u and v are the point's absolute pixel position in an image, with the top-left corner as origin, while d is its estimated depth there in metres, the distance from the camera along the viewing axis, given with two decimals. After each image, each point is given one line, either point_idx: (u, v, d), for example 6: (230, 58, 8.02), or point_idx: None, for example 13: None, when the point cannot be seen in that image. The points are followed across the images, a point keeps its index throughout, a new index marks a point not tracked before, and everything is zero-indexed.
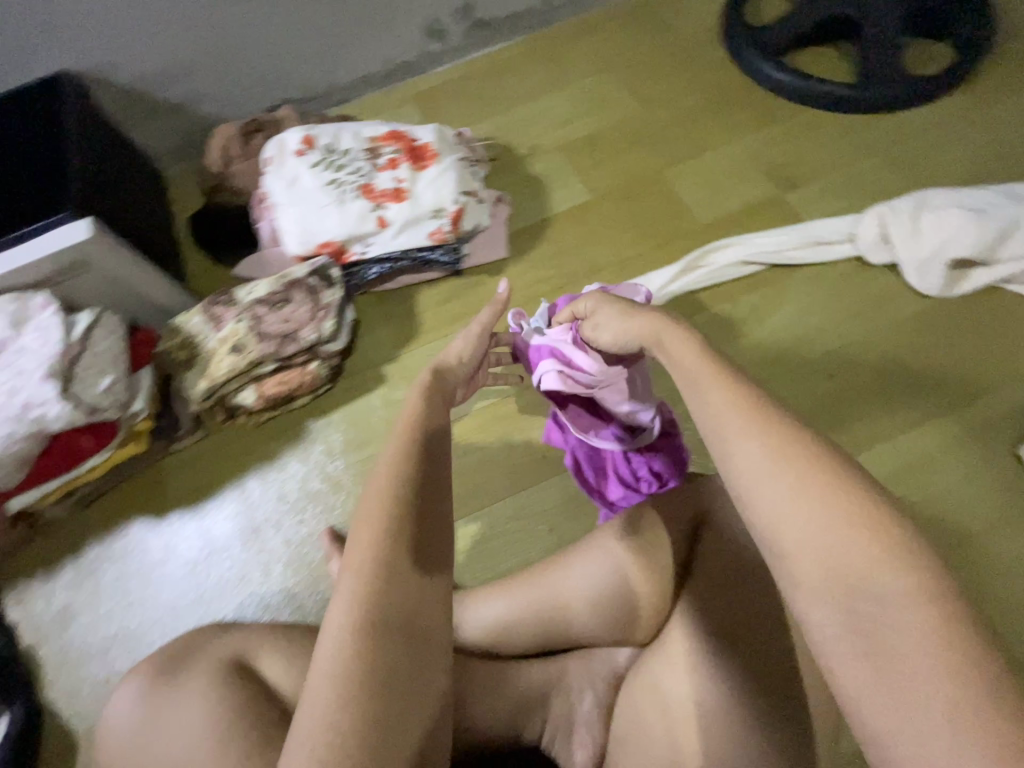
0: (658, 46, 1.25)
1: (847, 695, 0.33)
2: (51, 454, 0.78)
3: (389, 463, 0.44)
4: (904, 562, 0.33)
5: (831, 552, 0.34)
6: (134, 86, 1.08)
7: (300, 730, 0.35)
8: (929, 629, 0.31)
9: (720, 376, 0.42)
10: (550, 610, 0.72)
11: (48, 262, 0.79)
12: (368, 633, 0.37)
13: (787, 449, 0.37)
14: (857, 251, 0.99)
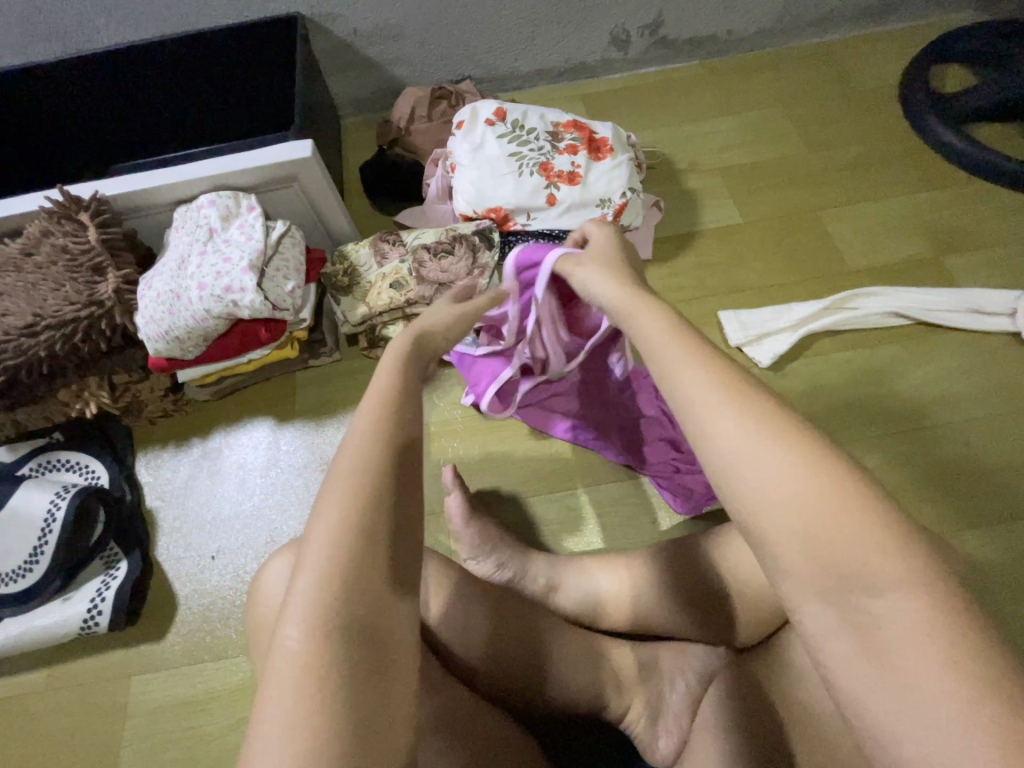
0: (832, 94, 1.27)
1: (845, 686, 0.34)
2: (228, 339, 0.86)
3: (367, 429, 0.44)
4: (902, 558, 0.34)
5: (829, 547, 0.35)
6: (345, 39, 1.19)
7: (280, 662, 0.37)
8: (920, 615, 0.33)
9: (726, 372, 0.43)
10: (649, 601, 0.72)
11: (267, 170, 0.88)
12: (342, 573, 0.38)
13: (767, 435, 0.39)
14: (1015, 327, 0.97)
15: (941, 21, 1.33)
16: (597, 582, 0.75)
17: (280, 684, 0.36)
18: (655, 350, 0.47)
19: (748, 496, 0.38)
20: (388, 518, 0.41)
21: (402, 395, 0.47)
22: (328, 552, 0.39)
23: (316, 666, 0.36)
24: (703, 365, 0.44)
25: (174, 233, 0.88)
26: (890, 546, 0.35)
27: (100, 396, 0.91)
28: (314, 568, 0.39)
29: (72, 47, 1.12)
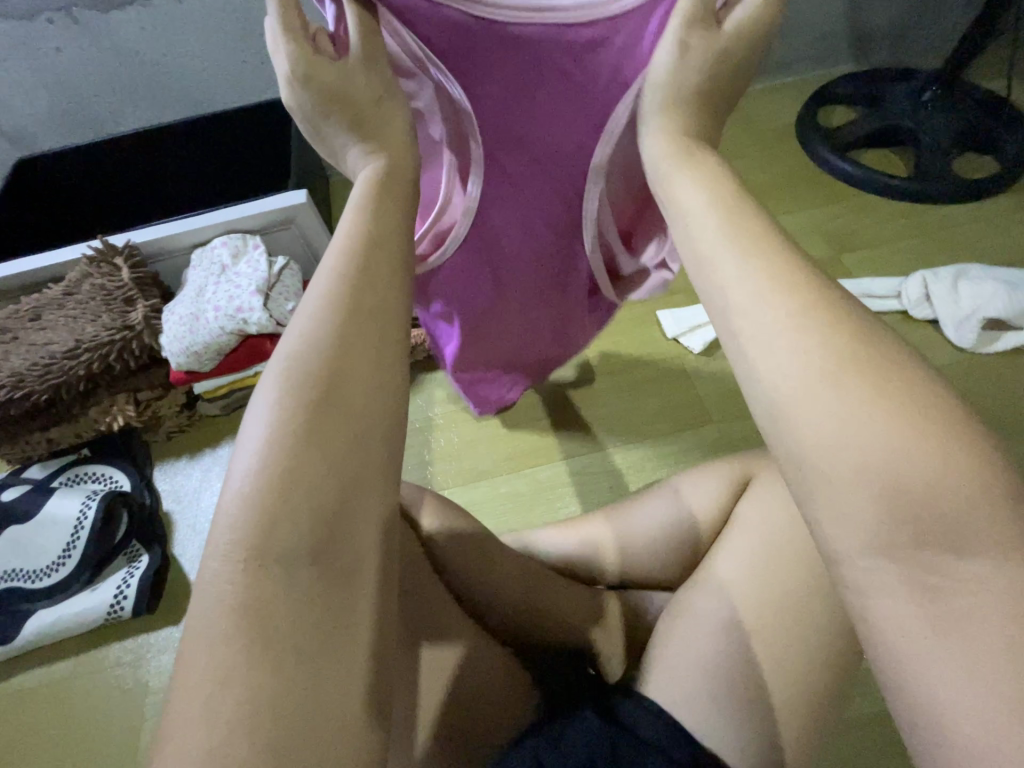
0: (740, 134, 1.52)
1: (884, 641, 0.32)
2: (239, 354, 1.00)
3: (304, 338, 0.39)
4: (997, 511, 0.31)
5: (915, 487, 0.32)
6: None
7: (214, 599, 0.36)
8: (1007, 587, 0.30)
9: (765, 262, 0.39)
10: (617, 548, 0.83)
11: (270, 215, 1.06)
12: (284, 497, 0.36)
13: (844, 365, 0.34)
14: (903, 306, 1.13)
15: (825, 73, 1.61)
16: (566, 535, 0.87)
17: (214, 601, 0.36)
18: (718, 262, 0.40)
19: (784, 404, 0.35)
20: (341, 448, 0.38)
21: (352, 303, 0.40)
22: (269, 470, 0.36)
23: (249, 593, 0.35)
24: (766, 272, 0.38)
25: (192, 270, 1.05)
26: (988, 507, 0.31)
27: (127, 410, 1.05)
28: (260, 485, 0.36)
29: (102, 131, 1.34)
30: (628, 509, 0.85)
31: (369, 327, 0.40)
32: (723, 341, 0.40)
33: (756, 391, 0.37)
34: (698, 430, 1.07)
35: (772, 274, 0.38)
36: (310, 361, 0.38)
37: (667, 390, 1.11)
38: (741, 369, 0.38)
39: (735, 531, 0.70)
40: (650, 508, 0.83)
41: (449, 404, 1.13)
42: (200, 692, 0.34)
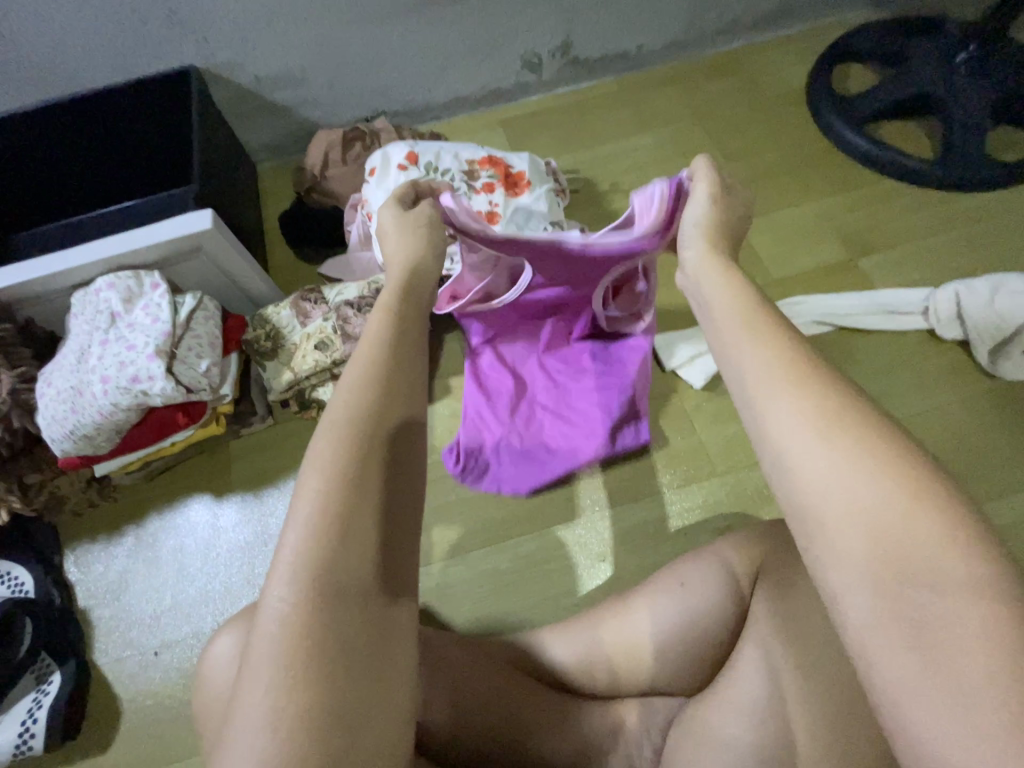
0: (743, 104, 1.29)
1: (886, 685, 0.33)
2: (144, 426, 0.81)
3: (350, 390, 0.45)
4: (975, 553, 0.32)
5: (896, 531, 0.34)
6: (248, 86, 1.14)
7: (268, 620, 0.38)
8: (982, 622, 0.31)
9: (767, 331, 0.43)
10: (631, 658, 0.69)
11: (167, 245, 0.83)
12: (330, 536, 0.39)
13: (835, 427, 0.37)
14: (929, 324, 0.99)
15: (841, 21, 1.37)
16: (573, 644, 0.72)
17: (264, 647, 0.37)
18: (728, 322, 0.45)
19: (781, 457, 0.38)
20: (376, 485, 0.42)
21: (389, 360, 0.47)
22: (312, 515, 0.40)
23: (296, 634, 0.37)
24: (769, 343, 0.42)
25: (72, 320, 0.83)
26: (961, 547, 0.32)
27: (11, 500, 0.84)
28: (306, 531, 0.39)
29: None
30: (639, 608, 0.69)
31: (390, 378, 0.46)
32: (732, 398, 0.43)
33: (760, 450, 0.40)
34: (704, 483, 0.92)
35: (784, 349, 0.41)
36: (358, 412, 0.44)
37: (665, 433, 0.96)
38: (751, 426, 0.40)
39: (753, 632, 0.62)
40: (673, 604, 0.67)
41: None
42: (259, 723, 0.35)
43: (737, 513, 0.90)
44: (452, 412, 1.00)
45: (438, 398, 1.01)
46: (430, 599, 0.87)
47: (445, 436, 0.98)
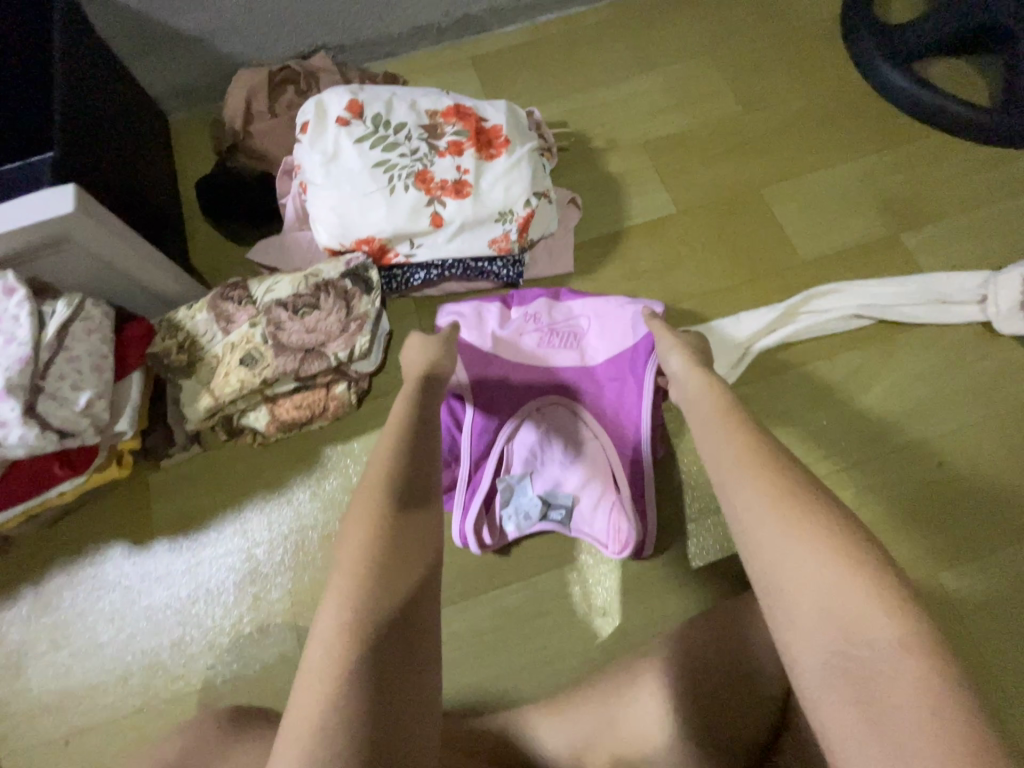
0: (767, 36, 1.06)
1: (842, 736, 0.37)
2: (13, 479, 0.63)
3: (386, 448, 0.51)
4: (901, 610, 0.39)
5: (832, 587, 0.40)
6: (138, 10, 0.87)
7: (313, 659, 0.39)
8: (913, 673, 0.37)
9: (738, 427, 0.52)
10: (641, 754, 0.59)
11: (17, 236, 0.61)
12: (371, 584, 0.41)
13: (786, 496, 0.45)
14: (985, 317, 0.84)
15: None
16: (565, 733, 0.62)
17: (310, 692, 0.38)
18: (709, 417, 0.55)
19: (747, 522, 0.45)
20: (418, 542, 0.45)
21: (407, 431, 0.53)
22: (350, 568, 0.42)
23: (341, 675, 0.38)
24: (737, 433, 0.51)
25: None
26: (893, 612, 0.39)
27: None
28: (347, 585, 0.41)
29: None
30: (657, 658, 0.64)
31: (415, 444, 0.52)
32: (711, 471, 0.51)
33: (730, 520, 0.47)
34: (722, 515, 0.78)
35: (748, 436, 0.50)
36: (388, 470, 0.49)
37: (676, 456, 0.80)
38: (725, 496, 0.48)
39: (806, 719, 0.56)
40: (717, 657, 0.63)
41: None
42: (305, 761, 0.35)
43: None
44: None
45: None
46: None
47: None
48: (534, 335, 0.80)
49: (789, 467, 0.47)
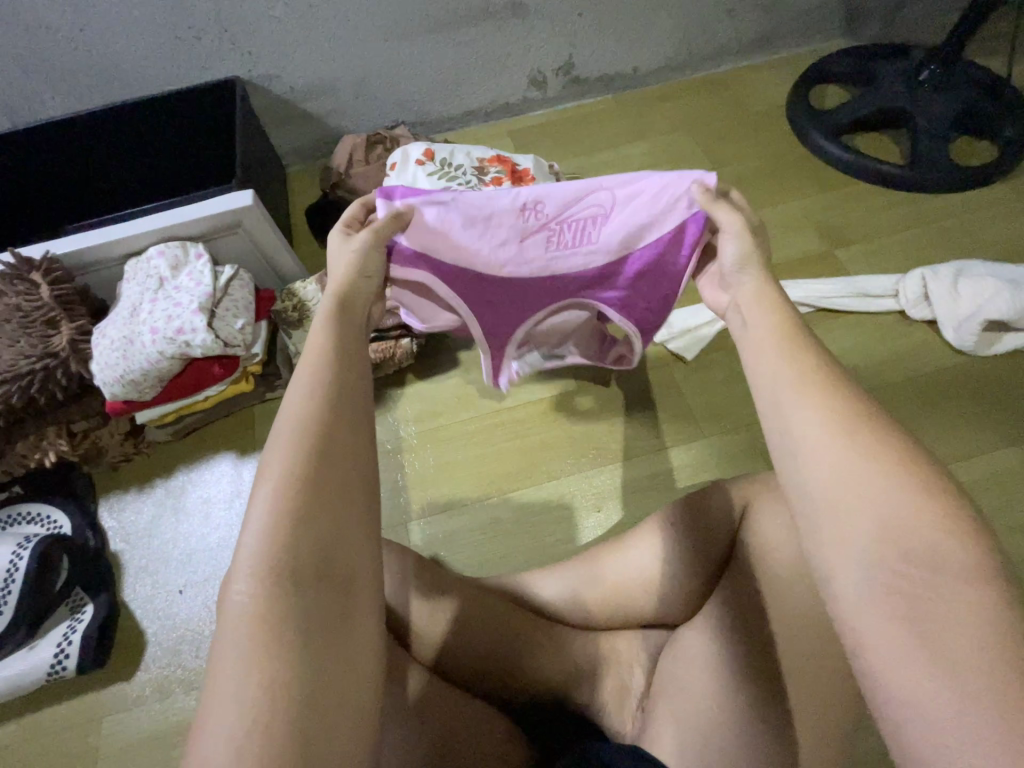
0: (729, 118, 1.42)
1: (871, 649, 0.35)
2: (183, 378, 0.91)
3: (305, 394, 0.45)
4: (966, 538, 0.35)
5: (894, 516, 0.36)
6: (285, 97, 1.27)
7: (231, 614, 0.37)
8: (970, 600, 0.33)
9: (793, 356, 0.45)
10: (617, 593, 0.74)
11: (212, 220, 0.94)
12: (289, 535, 0.39)
13: (849, 427, 0.39)
14: (900, 306, 1.08)
15: (819, 49, 1.50)
16: (559, 584, 0.77)
17: (234, 636, 0.36)
18: (758, 353, 0.47)
19: (803, 456, 0.40)
20: (336, 480, 0.42)
21: (337, 364, 0.48)
22: (270, 508, 0.39)
23: (268, 618, 0.36)
24: (793, 362, 0.44)
25: (125, 285, 0.93)
26: (960, 534, 0.35)
27: (59, 444, 0.95)
28: (275, 522, 0.39)
29: (19, 120, 1.18)
30: (634, 539, 0.76)
31: (344, 382, 0.47)
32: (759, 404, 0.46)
33: (780, 453, 0.43)
34: (692, 444, 0.99)
35: (809, 363, 0.44)
36: (310, 416, 0.43)
37: (658, 401, 1.03)
38: (775, 427, 0.43)
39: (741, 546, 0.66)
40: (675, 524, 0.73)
41: (421, 422, 1.04)
42: (233, 705, 0.34)
43: (723, 472, 0.96)
44: (460, 381, 1.08)
45: (448, 369, 1.09)
46: (436, 546, 0.93)
47: (454, 401, 1.06)
48: (542, 236, 0.67)
49: (852, 398, 0.42)
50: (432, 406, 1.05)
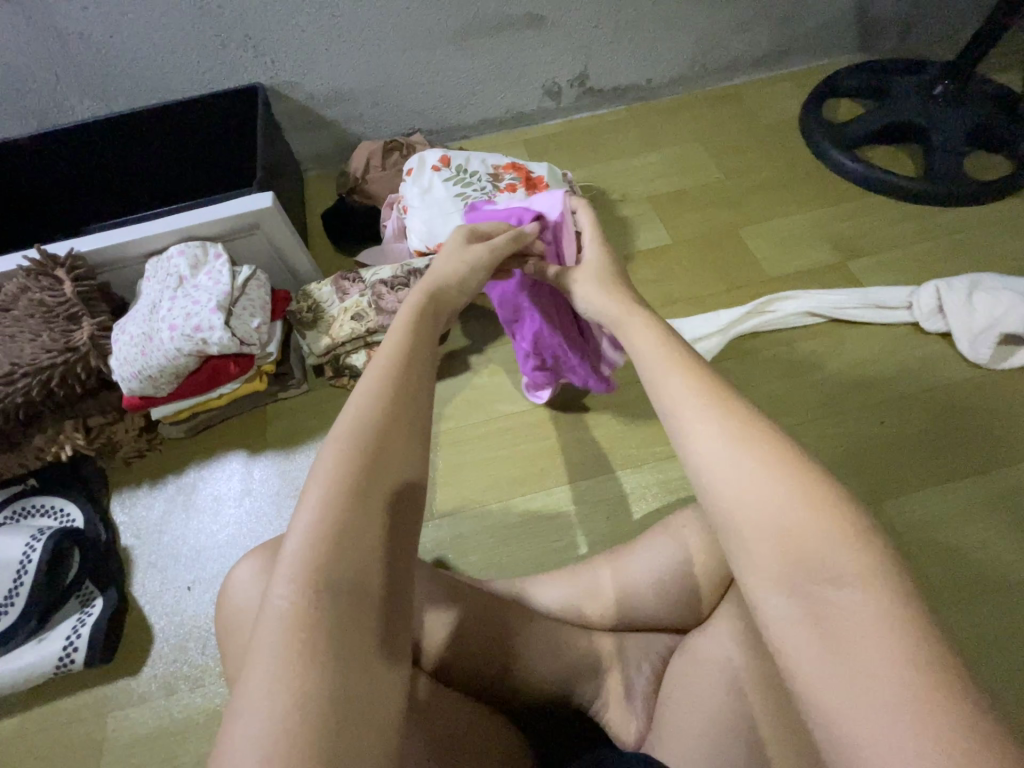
0: (742, 129, 1.43)
1: (798, 668, 0.35)
2: (198, 375, 0.92)
3: (363, 402, 0.45)
4: (862, 547, 0.35)
5: (792, 531, 0.37)
6: (305, 103, 1.30)
7: (269, 620, 0.37)
8: (874, 610, 0.33)
9: (688, 372, 0.46)
10: (622, 599, 0.73)
11: (233, 220, 0.96)
12: (333, 545, 0.39)
13: (744, 442, 0.40)
14: (913, 318, 1.08)
15: (833, 62, 1.51)
16: (565, 589, 0.77)
17: (270, 641, 0.36)
18: (652, 369, 0.48)
19: (705, 474, 0.41)
20: (381, 491, 0.42)
21: (397, 371, 0.47)
22: (317, 515, 0.40)
23: (301, 628, 0.36)
24: (690, 379, 0.45)
25: (146, 283, 0.95)
26: (853, 542, 0.35)
27: (75, 438, 0.96)
28: (320, 532, 0.39)
29: (47, 122, 1.21)
30: (641, 543, 0.76)
31: (406, 393, 0.47)
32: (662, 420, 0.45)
33: (687, 472, 0.43)
34: None
35: (702, 377, 0.45)
36: (367, 427, 0.44)
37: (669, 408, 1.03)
38: (678, 445, 0.43)
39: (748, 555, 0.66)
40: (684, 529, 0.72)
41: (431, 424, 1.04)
42: (266, 715, 0.33)
43: None
44: (470, 385, 1.08)
45: (458, 373, 1.09)
46: (443, 549, 0.93)
47: (464, 405, 1.06)
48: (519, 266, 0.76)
49: (746, 409, 0.43)
50: (442, 409, 1.06)
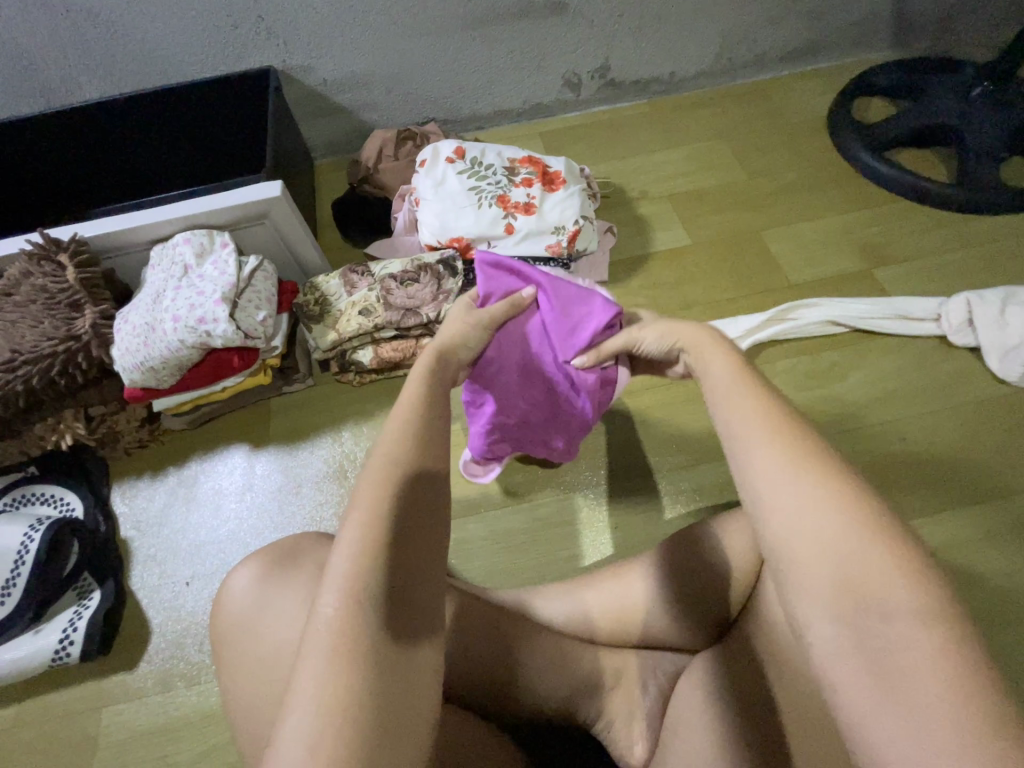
0: (767, 127, 1.38)
1: (846, 705, 0.32)
2: (201, 368, 0.90)
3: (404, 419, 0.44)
4: (924, 581, 0.32)
5: (849, 558, 0.33)
6: (317, 89, 1.27)
7: (314, 629, 0.35)
8: (934, 650, 0.30)
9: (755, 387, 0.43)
10: (631, 615, 0.71)
11: (240, 209, 0.93)
12: (384, 555, 0.37)
13: (802, 461, 0.37)
14: (941, 331, 1.04)
15: (865, 59, 1.45)
16: (572, 601, 0.74)
17: (314, 651, 0.34)
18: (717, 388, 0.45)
19: (758, 490, 0.38)
20: (425, 506, 0.41)
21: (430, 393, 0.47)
22: (362, 524, 0.38)
23: (351, 640, 0.34)
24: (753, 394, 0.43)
25: (151, 271, 0.93)
26: (911, 576, 0.32)
27: (76, 427, 0.95)
28: (363, 541, 0.37)
29: (54, 100, 1.19)
30: (652, 558, 0.73)
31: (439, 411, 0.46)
32: (720, 431, 0.43)
33: (739, 487, 0.40)
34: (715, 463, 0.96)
35: (766, 393, 0.43)
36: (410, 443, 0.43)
37: (681, 417, 1.00)
38: (733, 460, 0.41)
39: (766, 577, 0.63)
40: (698, 546, 0.69)
41: None
42: (310, 729, 0.32)
43: None
44: None
45: None
46: None
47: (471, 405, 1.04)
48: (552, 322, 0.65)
49: (804, 429, 0.40)
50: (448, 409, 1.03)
